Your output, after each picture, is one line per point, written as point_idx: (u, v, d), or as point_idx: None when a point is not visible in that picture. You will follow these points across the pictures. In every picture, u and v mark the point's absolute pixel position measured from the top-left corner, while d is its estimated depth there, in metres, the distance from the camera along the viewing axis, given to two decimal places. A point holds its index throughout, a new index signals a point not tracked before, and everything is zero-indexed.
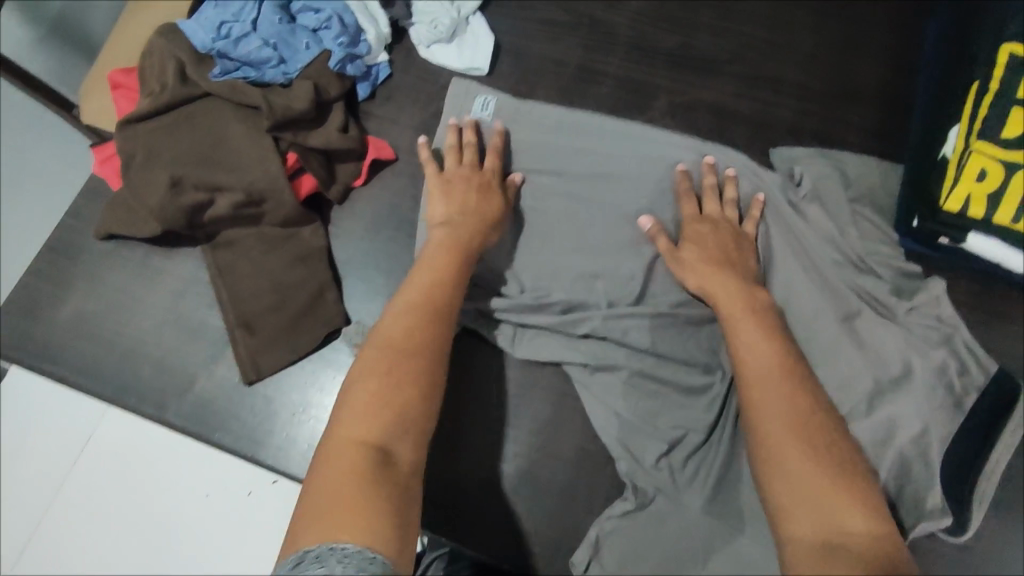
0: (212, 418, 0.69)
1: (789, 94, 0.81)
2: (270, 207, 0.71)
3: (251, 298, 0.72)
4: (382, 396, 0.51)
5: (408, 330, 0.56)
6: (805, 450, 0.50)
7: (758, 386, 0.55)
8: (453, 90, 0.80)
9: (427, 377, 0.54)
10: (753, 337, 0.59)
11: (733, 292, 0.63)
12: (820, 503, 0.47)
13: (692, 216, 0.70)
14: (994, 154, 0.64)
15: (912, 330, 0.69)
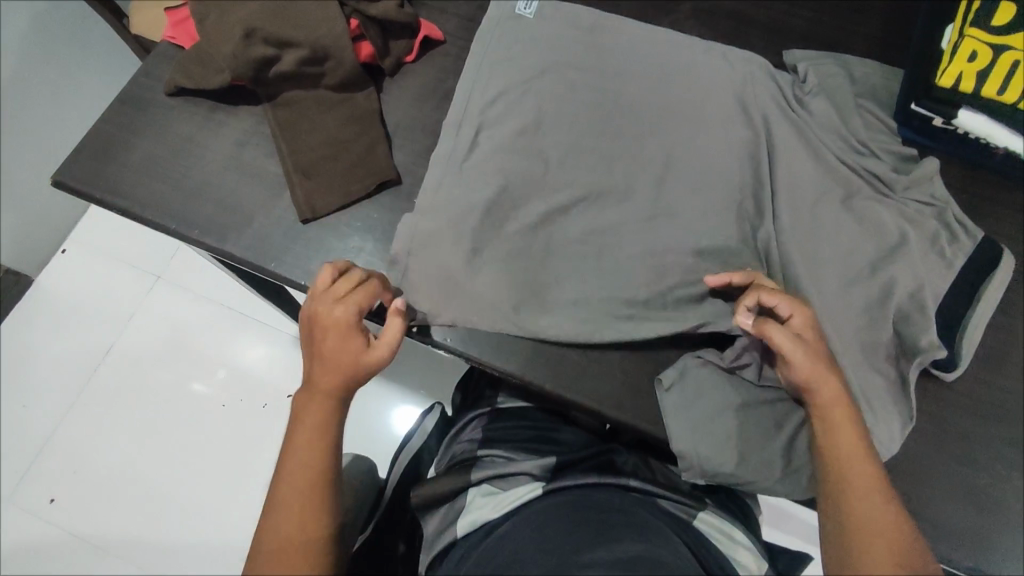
0: (268, 250, 0.76)
1: (802, 7, 0.89)
2: (331, 67, 0.79)
3: (308, 148, 0.78)
4: (279, 549, 0.55)
5: (311, 455, 0.59)
6: (876, 503, 0.56)
7: (834, 432, 0.60)
8: None
9: (314, 509, 0.57)
10: (841, 421, 0.60)
11: (835, 394, 0.61)
12: (876, 532, 0.54)
13: (779, 315, 0.63)
14: (986, 39, 0.71)
15: (907, 202, 0.76)
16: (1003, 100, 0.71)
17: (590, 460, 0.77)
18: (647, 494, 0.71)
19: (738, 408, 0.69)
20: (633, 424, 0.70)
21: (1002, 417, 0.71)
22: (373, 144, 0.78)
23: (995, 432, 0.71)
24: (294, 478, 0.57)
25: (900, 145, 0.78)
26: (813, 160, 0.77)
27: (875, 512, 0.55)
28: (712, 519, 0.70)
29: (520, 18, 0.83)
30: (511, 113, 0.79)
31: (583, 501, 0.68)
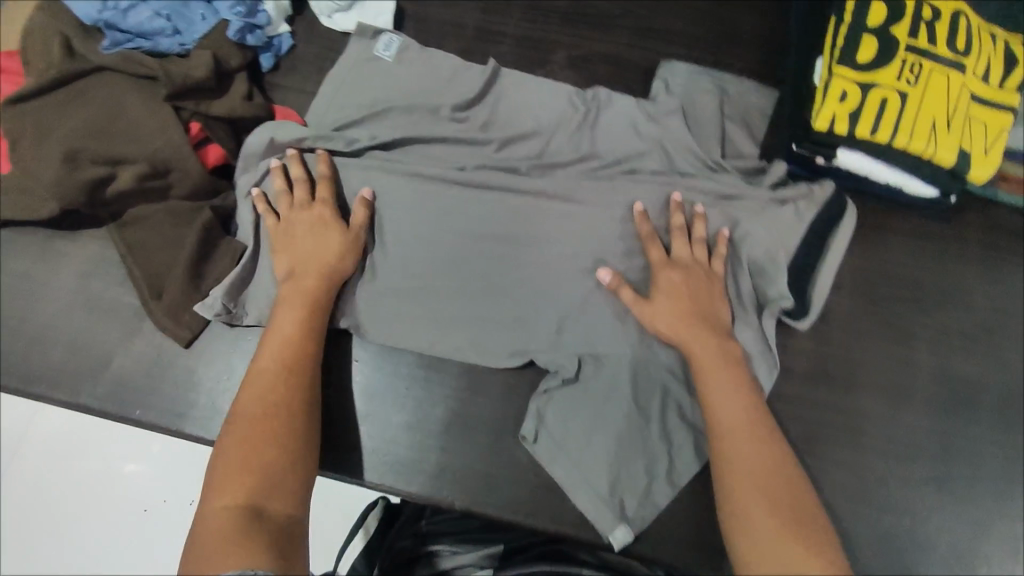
0: (130, 396, 0.68)
1: (677, 44, 0.86)
2: (176, 178, 0.70)
3: (162, 269, 0.70)
4: (249, 440, 0.55)
5: (279, 362, 0.62)
6: (757, 483, 0.57)
7: (726, 410, 0.61)
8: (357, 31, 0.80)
9: (288, 416, 0.59)
10: (729, 391, 0.62)
11: (713, 354, 0.64)
12: (749, 528, 0.55)
13: (663, 262, 0.68)
14: (852, 78, 0.70)
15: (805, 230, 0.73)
16: (876, 139, 0.69)
17: (537, 548, 0.78)
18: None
19: (652, 489, 0.67)
20: (551, 524, 0.67)
21: (920, 456, 0.70)
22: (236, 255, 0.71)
23: (916, 476, 0.69)
24: (256, 417, 0.57)
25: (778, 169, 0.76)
26: (709, 211, 0.74)
27: (757, 462, 0.58)
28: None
29: (379, 61, 0.79)
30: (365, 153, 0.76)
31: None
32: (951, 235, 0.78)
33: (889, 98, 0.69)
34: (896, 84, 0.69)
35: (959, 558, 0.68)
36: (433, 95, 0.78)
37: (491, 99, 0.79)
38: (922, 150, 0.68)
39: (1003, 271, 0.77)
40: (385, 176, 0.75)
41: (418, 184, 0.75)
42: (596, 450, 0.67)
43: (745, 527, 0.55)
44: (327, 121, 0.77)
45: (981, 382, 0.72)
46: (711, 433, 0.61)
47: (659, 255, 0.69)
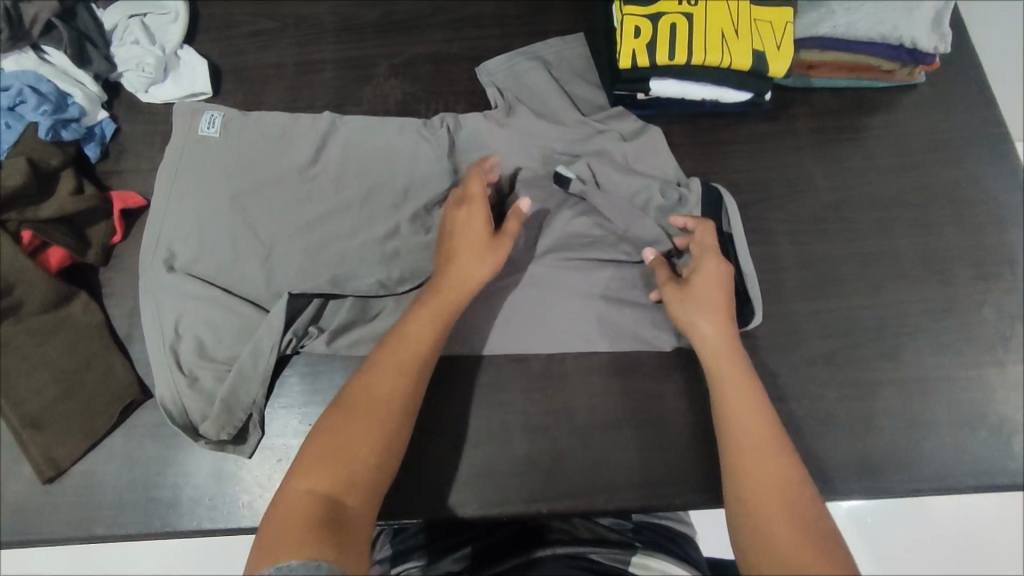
0: (34, 519, 0.67)
1: (492, 26, 0.88)
2: (23, 292, 0.69)
3: (32, 394, 0.68)
4: (335, 453, 0.54)
5: (396, 369, 0.59)
6: (791, 519, 0.52)
7: (737, 423, 0.58)
8: (178, 109, 0.77)
9: (390, 444, 0.56)
10: (739, 397, 0.60)
11: (707, 329, 0.64)
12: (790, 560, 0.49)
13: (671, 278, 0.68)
14: (641, 13, 0.73)
15: (654, 178, 0.76)
16: (676, 64, 0.73)
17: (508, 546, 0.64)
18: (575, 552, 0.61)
19: (564, 447, 0.69)
20: (479, 511, 0.67)
21: (810, 340, 0.72)
22: (108, 365, 0.70)
23: (812, 359, 0.71)
24: (368, 405, 0.57)
25: (626, 136, 0.78)
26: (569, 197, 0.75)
27: (768, 478, 0.55)
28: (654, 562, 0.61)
29: (205, 140, 0.75)
30: (226, 247, 0.71)
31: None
32: (783, 131, 0.81)
33: (677, 23, 0.72)
34: (679, 8, 0.73)
35: (875, 426, 0.69)
36: (273, 162, 0.75)
37: (330, 135, 0.77)
38: (718, 62, 0.72)
39: (837, 152, 0.80)
40: (248, 257, 0.71)
41: (284, 250, 0.72)
42: (498, 428, 0.69)
43: (770, 548, 0.51)
44: (173, 222, 0.72)
45: (843, 258, 0.75)
46: (727, 435, 0.59)
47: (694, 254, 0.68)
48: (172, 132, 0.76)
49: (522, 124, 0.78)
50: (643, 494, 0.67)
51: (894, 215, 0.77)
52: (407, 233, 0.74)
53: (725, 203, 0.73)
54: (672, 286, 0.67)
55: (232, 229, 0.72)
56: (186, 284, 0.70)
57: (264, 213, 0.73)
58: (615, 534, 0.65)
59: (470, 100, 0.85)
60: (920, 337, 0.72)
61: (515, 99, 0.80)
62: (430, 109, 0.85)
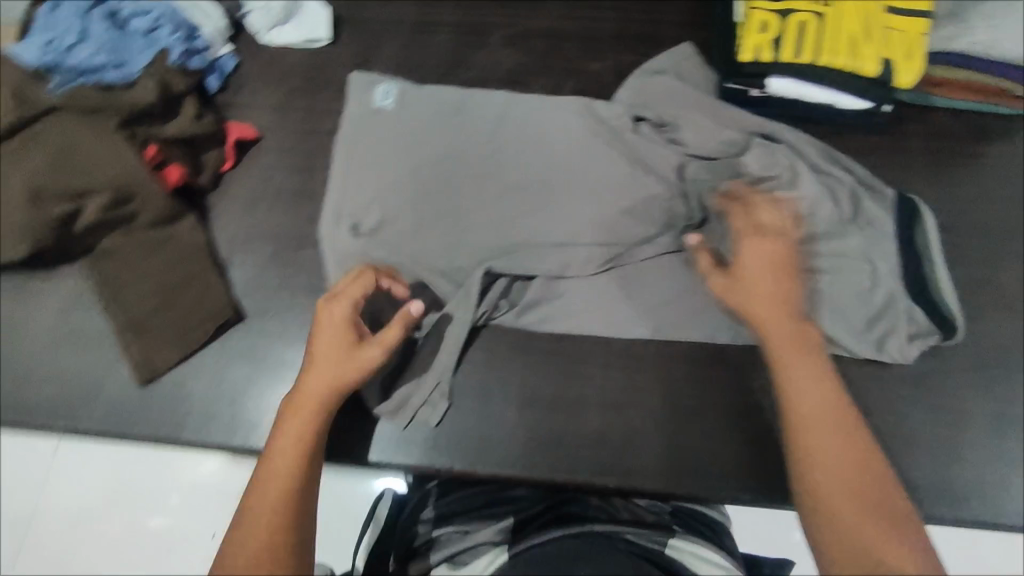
0: (127, 415, 0.70)
1: (609, 8, 0.89)
2: (139, 203, 0.73)
3: (136, 301, 0.72)
4: (284, 499, 0.53)
5: (303, 444, 0.57)
6: (859, 512, 0.50)
7: (805, 422, 0.55)
8: (355, 81, 0.81)
9: (300, 503, 0.54)
10: (806, 376, 0.58)
11: (788, 330, 0.61)
12: (853, 546, 0.49)
13: (751, 230, 0.66)
14: (769, 8, 0.73)
15: (839, 181, 0.74)
16: (799, 62, 0.72)
17: (548, 516, 0.63)
18: (613, 531, 0.59)
19: (639, 427, 0.69)
20: (547, 476, 0.68)
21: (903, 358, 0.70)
22: (207, 284, 0.73)
23: (897, 379, 0.70)
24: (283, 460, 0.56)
25: (805, 144, 0.76)
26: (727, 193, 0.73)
27: (841, 449, 0.53)
28: (694, 548, 0.60)
29: (380, 112, 0.79)
30: (401, 211, 0.75)
31: (569, 548, 0.55)
32: (897, 146, 0.79)
33: (806, 21, 0.72)
34: (811, 6, 0.72)
35: (955, 455, 0.68)
36: (452, 134, 0.78)
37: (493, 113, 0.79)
38: (844, 65, 0.72)
39: (950, 174, 0.78)
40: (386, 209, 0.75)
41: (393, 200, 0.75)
42: (575, 398, 0.70)
43: (831, 520, 0.51)
44: (351, 183, 0.76)
45: None
46: (801, 432, 0.55)
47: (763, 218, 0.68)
48: (349, 105, 0.80)
49: (697, 125, 0.75)
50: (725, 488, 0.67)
51: (1002, 247, 0.75)
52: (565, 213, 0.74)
53: (921, 214, 0.71)
54: (719, 277, 0.66)
55: (410, 193, 0.76)
56: (367, 246, 0.74)
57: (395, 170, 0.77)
58: (651, 518, 0.64)
59: (579, 77, 0.86)
60: (1013, 372, 0.70)
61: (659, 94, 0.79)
62: (539, 82, 0.85)
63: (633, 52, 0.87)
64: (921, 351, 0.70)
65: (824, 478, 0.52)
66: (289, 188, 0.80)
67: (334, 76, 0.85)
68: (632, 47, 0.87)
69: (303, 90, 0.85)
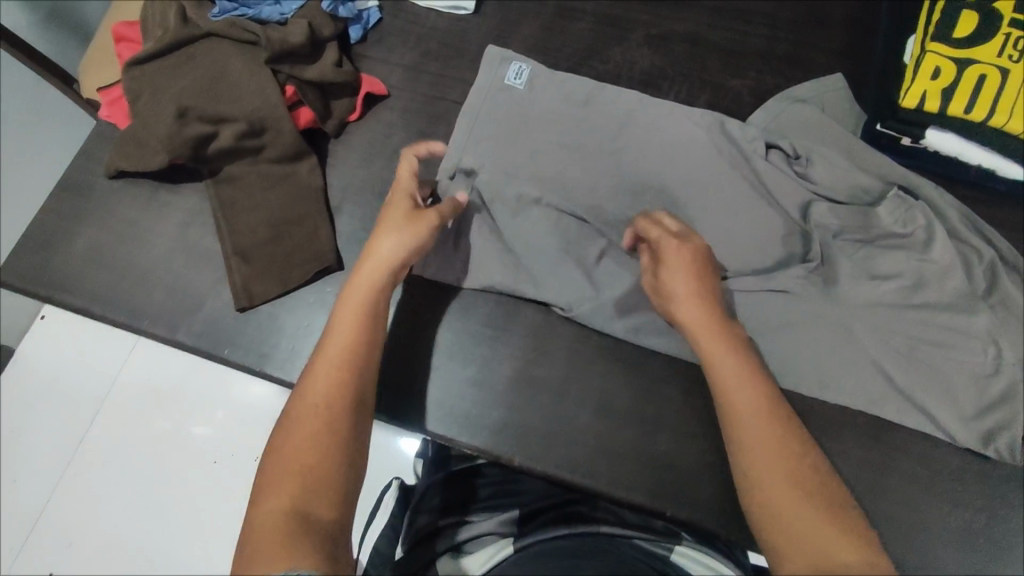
0: (221, 335, 0.74)
1: (761, 23, 0.84)
2: (270, 137, 0.76)
3: (248, 230, 0.75)
4: (302, 461, 0.49)
5: (324, 394, 0.53)
6: (795, 486, 0.49)
7: (729, 390, 0.55)
8: (489, 54, 0.79)
9: (331, 455, 0.50)
10: (730, 362, 0.56)
11: (695, 314, 0.59)
12: (797, 528, 0.47)
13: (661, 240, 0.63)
14: (947, 53, 0.67)
15: (977, 252, 0.68)
16: (969, 118, 0.67)
17: (553, 513, 0.64)
18: (619, 534, 0.59)
19: (709, 461, 0.67)
20: (608, 489, 0.66)
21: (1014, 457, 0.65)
22: (315, 228, 0.76)
23: (998, 476, 0.66)
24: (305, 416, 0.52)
25: (948, 205, 0.70)
26: (847, 242, 0.70)
27: (763, 431, 0.52)
28: (707, 559, 0.59)
29: (510, 90, 0.77)
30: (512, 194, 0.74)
31: (569, 547, 0.55)
32: None
33: (988, 75, 0.66)
34: (997, 60, 0.66)
35: None
36: (574, 123, 0.76)
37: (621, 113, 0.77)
38: (1019, 130, 0.66)
39: None
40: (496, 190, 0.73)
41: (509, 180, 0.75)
42: (648, 417, 0.68)
43: (777, 509, 0.49)
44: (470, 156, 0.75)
45: None
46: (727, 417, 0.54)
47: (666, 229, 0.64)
48: (480, 79, 0.78)
49: (830, 163, 0.72)
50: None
51: None
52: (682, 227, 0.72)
53: None
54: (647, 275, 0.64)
55: (523, 173, 0.74)
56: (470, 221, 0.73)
57: (512, 154, 0.75)
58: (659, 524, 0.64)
59: (716, 89, 0.82)
60: None
61: (801, 126, 0.75)
62: (673, 88, 0.82)
63: (779, 72, 0.82)
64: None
65: (755, 466, 0.51)
66: (406, 149, 0.81)
67: (469, 46, 0.85)
68: (779, 68, 0.82)
69: (436, 55, 0.85)
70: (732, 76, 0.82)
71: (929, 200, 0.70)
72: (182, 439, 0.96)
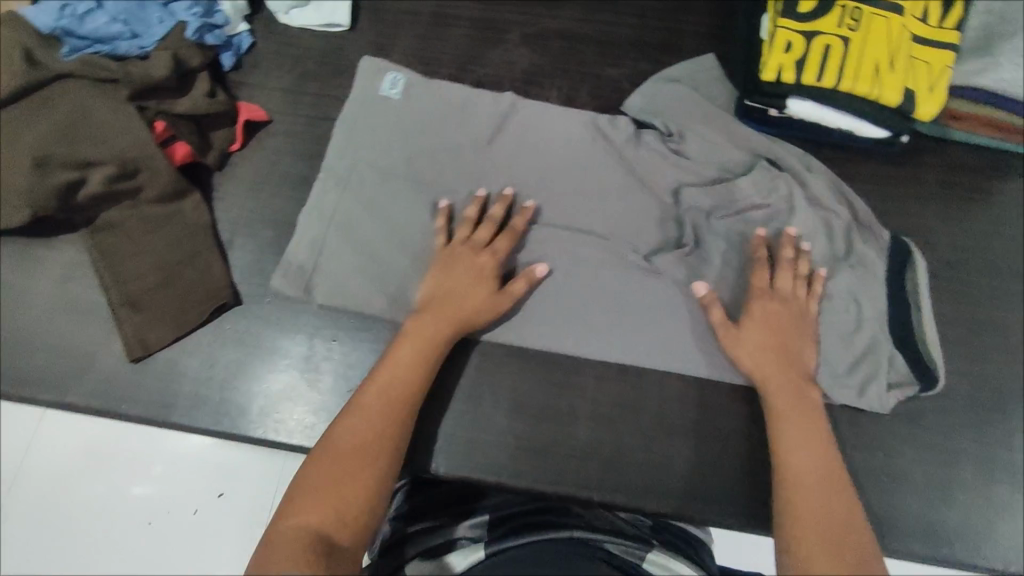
0: (116, 392, 0.70)
1: (631, 14, 0.87)
2: (145, 177, 0.72)
3: (134, 277, 0.71)
4: (329, 488, 0.51)
5: (366, 428, 0.56)
6: (836, 518, 0.52)
7: (783, 417, 0.60)
8: (363, 65, 0.79)
9: (369, 492, 0.52)
10: (790, 411, 0.61)
11: (785, 377, 0.63)
12: (816, 534, 0.51)
13: (763, 289, 0.67)
14: (795, 28, 0.72)
15: (836, 215, 0.72)
16: (822, 86, 0.71)
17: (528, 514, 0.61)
18: (593, 539, 0.56)
19: (628, 443, 0.69)
20: (534, 486, 0.67)
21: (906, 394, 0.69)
22: (206, 266, 0.73)
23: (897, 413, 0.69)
24: (350, 445, 0.54)
25: (812, 171, 0.75)
26: (718, 217, 0.73)
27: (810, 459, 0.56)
28: (679, 568, 0.57)
29: (386, 100, 0.77)
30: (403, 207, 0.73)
31: (530, 555, 0.50)
32: (911, 178, 0.78)
33: (832, 45, 0.71)
34: (838, 30, 0.71)
35: (945, 491, 0.67)
36: (456, 129, 0.77)
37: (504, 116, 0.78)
38: (866, 93, 0.71)
39: (963, 210, 0.77)
40: (391, 209, 0.74)
41: (402, 194, 0.74)
42: (567, 408, 0.70)
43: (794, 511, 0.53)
44: (344, 167, 0.75)
45: (950, 319, 0.73)
46: (778, 433, 0.60)
47: (791, 283, 0.67)
48: (356, 87, 0.78)
49: (702, 139, 0.76)
50: (704, 516, 0.66)
51: (1008, 288, 0.74)
52: (576, 222, 0.74)
53: (914, 259, 0.70)
54: (766, 297, 0.66)
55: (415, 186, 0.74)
56: (367, 241, 0.73)
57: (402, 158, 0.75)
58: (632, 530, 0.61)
59: (596, 81, 0.84)
60: (1012, 417, 0.70)
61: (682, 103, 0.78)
62: (554, 85, 0.84)
63: (653, 60, 0.85)
64: (896, 401, 0.68)
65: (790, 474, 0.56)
66: (295, 174, 0.79)
67: (349, 64, 0.84)
68: (651, 55, 0.85)
69: (316, 75, 0.84)
70: (610, 67, 0.85)
71: (797, 168, 0.74)
72: (113, 501, 0.90)
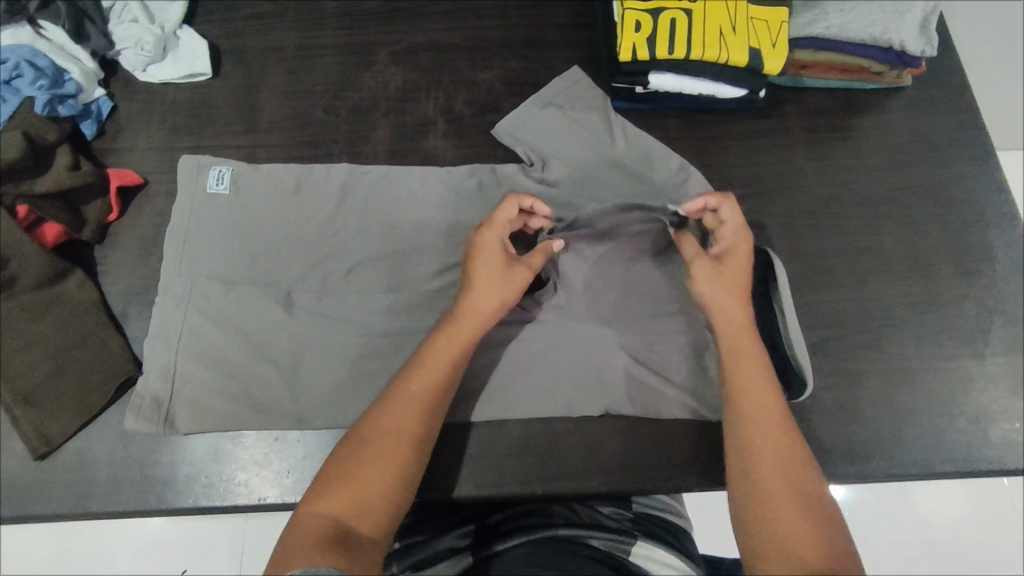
0: (26, 493, 0.66)
1: (494, 17, 0.89)
2: (17, 266, 0.69)
3: (24, 370, 0.67)
4: (353, 480, 0.54)
5: (405, 425, 0.57)
6: (798, 505, 0.52)
7: (746, 400, 0.58)
8: (183, 166, 0.76)
9: (394, 485, 0.54)
10: (759, 382, 0.59)
11: (742, 325, 0.63)
12: (782, 520, 0.51)
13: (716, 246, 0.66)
14: (641, 7, 0.76)
15: None
16: (675, 58, 0.75)
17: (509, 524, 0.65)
18: (578, 535, 0.60)
19: (560, 429, 0.71)
20: (477, 491, 0.69)
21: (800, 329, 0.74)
22: (103, 344, 0.70)
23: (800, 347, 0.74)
24: (387, 437, 0.56)
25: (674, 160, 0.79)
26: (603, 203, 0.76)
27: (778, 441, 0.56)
28: (651, 553, 0.61)
29: (214, 198, 0.75)
30: (301, 248, 0.74)
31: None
32: (776, 129, 0.83)
33: (677, 18, 0.75)
34: (679, 4, 0.76)
35: (854, 411, 0.72)
36: (330, 184, 0.77)
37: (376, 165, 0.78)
38: (717, 58, 0.75)
39: (827, 149, 0.83)
40: (288, 252, 0.74)
41: (296, 236, 0.74)
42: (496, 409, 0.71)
43: (764, 505, 0.53)
44: (183, 283, 0.72)
45: (833, 252, 0.78)
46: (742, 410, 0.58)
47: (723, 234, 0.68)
48: (178, 199, 0.75)
49: (576, 130, 0.79)
50: (642, 484, 0.69)
51: (880, 214, 0.80)
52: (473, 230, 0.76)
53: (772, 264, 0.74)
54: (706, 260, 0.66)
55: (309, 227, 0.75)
56: (268, 288, 0.72)
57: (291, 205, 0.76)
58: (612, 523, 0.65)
59: (472, 86, 0.85)
60: (902, 331, 0.76)
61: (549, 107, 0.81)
62: (430, 97, 0.85)
63: (522, 57, 0.87)
64: None
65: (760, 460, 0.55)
66: None
67: (219, 110, 0.82)
68: (520, 53, 0.87)
69: (187, 128, 0.81)
70: (483, 70, 0.86)
71: (664, 150, 0.78)
72: None
